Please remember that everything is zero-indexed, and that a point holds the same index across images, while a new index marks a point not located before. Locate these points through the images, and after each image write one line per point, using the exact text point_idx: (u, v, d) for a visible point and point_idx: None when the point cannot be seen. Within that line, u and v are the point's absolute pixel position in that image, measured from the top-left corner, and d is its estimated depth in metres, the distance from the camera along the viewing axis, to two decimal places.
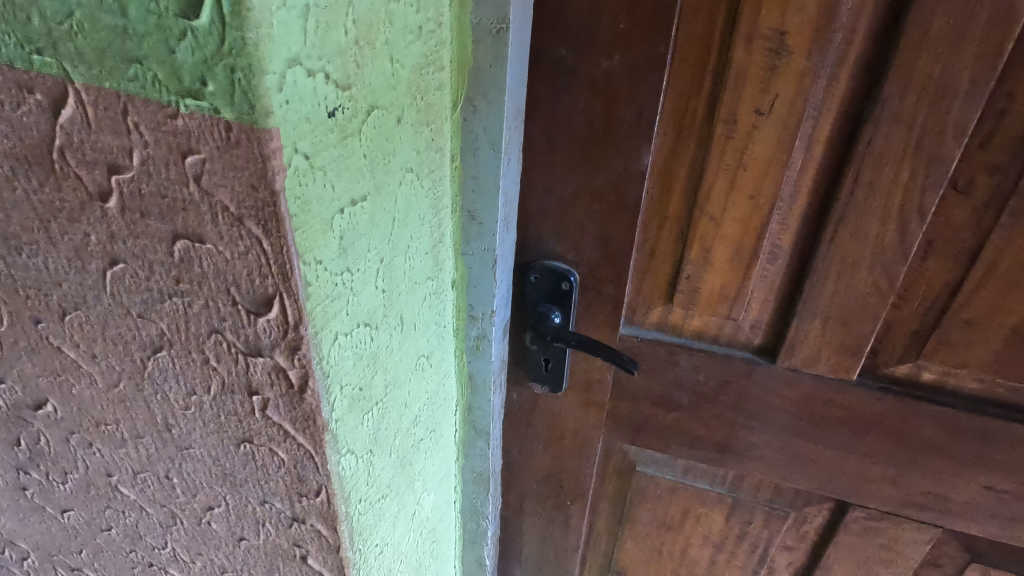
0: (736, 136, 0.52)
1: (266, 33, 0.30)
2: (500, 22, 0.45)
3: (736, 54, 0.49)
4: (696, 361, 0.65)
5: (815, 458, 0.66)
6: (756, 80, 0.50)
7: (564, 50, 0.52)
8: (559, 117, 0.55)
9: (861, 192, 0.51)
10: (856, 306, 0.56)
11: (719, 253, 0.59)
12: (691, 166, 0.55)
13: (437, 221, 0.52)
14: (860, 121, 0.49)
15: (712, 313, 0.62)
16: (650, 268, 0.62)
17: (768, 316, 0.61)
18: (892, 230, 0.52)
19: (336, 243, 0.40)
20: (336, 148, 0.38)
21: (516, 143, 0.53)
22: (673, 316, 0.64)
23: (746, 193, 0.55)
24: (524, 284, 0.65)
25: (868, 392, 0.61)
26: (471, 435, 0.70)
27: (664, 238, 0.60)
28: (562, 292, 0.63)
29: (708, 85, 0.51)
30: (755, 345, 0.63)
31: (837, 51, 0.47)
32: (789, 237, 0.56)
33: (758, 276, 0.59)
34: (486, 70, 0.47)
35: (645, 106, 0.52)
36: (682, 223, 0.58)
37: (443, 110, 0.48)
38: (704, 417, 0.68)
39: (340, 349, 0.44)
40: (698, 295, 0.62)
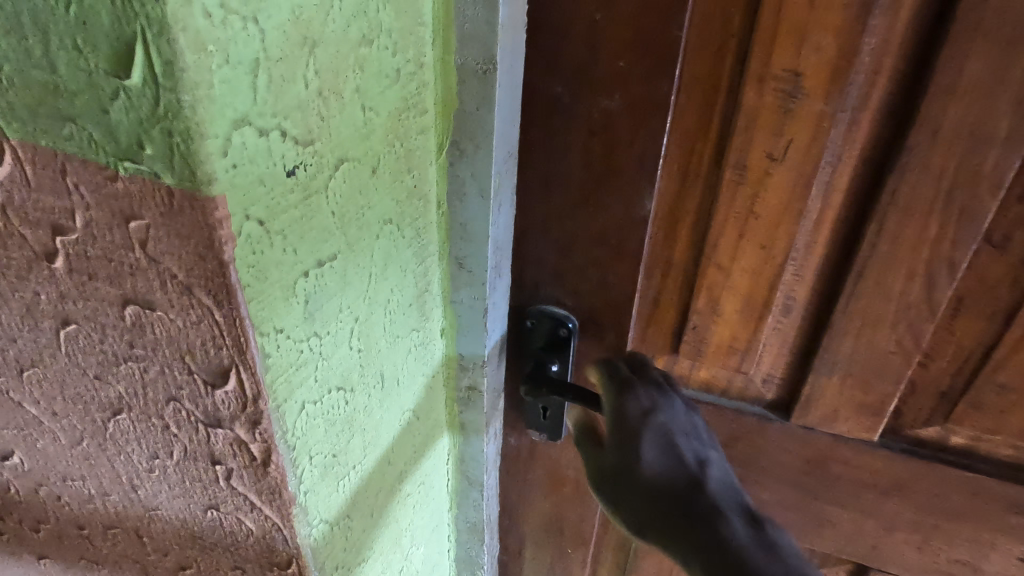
0: (747, 183, 0.49)
1: (205, 95, 0.27)
2: (486, 63, 0.42)
3: (747, 96, 0.45)
4: (703, 415, 0.61)
5: (832, 519, 0.62)
6: (768, 124, 0.46)
7: (561, 89, 0.49)
8: (556, 158, 0.51)
9: (883, 245, 0.47)
10: (878, 364, 0.52)
11: (728, 304, 0.55)
12: (698, 212, 0.52)
13: (421, 270, 0.49)
14: (883, 169, 0.45)
15: (721, 365, 0.59)
16: (654, 316, 0.58)
17: (781, 371, 0.57)
18: (919, 286, 0.48)
19: (299, 309, 0.37)
20: (298, 208, 0.34)
21: (509, 187, 0.50)
22: (678, 367, 0.61)
23: (757, 243, 0.51)
24: (521, 328, 0.61)
25: (890, 453, 0.57)
26: (465, 485, 0.66)
27: (670, 286, 0.56)
28: (562, 338, 0.59)
29: (716, 127, 0.48)
30: (768, 401, 0.59)
31: (858, 94, 0.43)
32: (805, 289, 0.52)
33: (771, 328, 0.55)
34: (473, 112, 0.44)
35: (648, 148, 0.49)
36: (689, 271, 0.55)
37: (426, 154, 0.45)
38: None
39: (307, 419, 0.40)
40: (707, 345, 0.58)
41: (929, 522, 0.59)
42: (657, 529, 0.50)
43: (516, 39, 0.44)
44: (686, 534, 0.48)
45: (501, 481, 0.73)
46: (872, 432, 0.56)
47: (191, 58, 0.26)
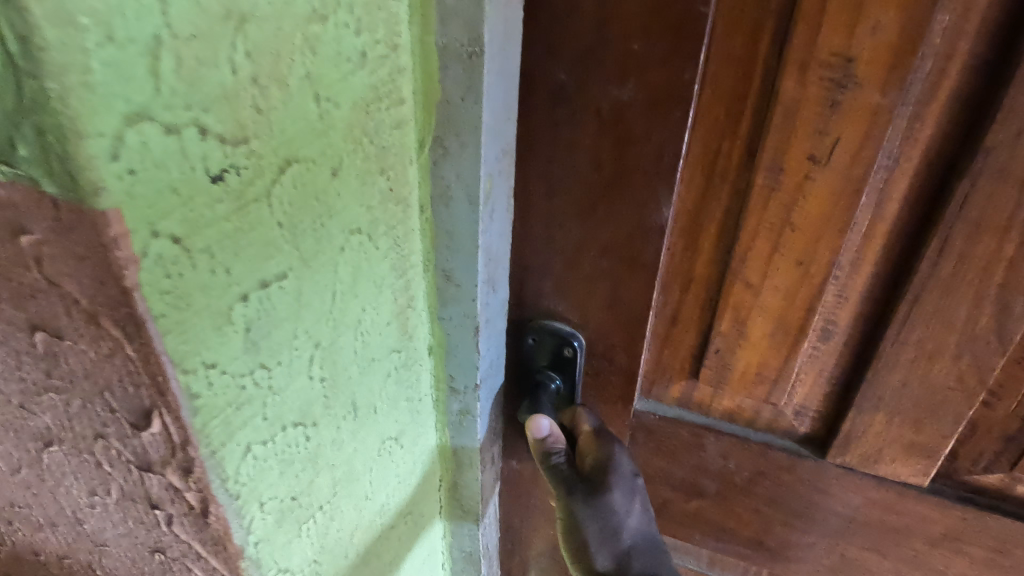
0: (783, 188, 0.42)
1: (82, 82, 0.21)
2: (473, 44, 0.35)
3: (786, 87, 0.38)
4: (725, 448, 0.56)
5: (867, 566, 0.56)
6: (810, 121, 0.39)
7: (565, 74, 0.41)
8: (560, 156, 0.44)
9: (947, 265, 0.41)
10: (932, 402, 0.46)
11: (757, 327, 0.48)
12: (724, 222, 0.45)
13: (400, 284, 0.43)
14: (949, 175, 0.39)
15: (746, 394, 0.52)
16: (673, 339, 0.52)
17: (816, 403, 0.51)
18: (988, 313, 0.41)
19: (238, 338, 0.31)
20: (230, 222, 0.28)
21: (506, 191, 0.43)
22: (698, 393, 0.54)
23: (793, 258, 0.44)
24: (519, 345, 0.54)
25: (944, 502, 0.51)
26: (459, 513, 0.60)
27: (690, 305, 0.50)
28: (567, 359, 0.53)
29: (748, 122, 0.41)
30: (800, 434, 0.53)
31: (923, 83, 0.37)
32: (847, 313, 0.46)
33: (805, 355, 0.49)
34: (457, 103, 0.37)
35: (667, 146, 0.42)
36: (712, 287, 0.48)
37: (403, 151, 0.39)
38: (737, 510, 0.58)
39: (255, 462, 0.34)
40: (731, 372, 0.51)
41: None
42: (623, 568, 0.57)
43: (512, 17, 0.37)
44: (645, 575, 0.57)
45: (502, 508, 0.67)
46: (922, 476, 0.50)
47: (54, 33, 0.20)
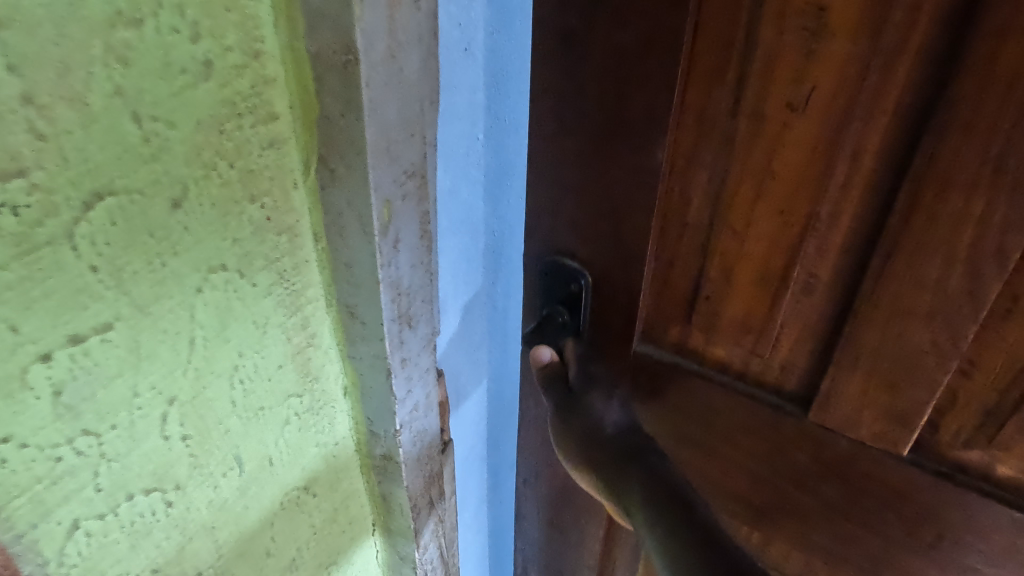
0: (763, 135, 0.39)
1: None
2: (346, 52, 0.29)
3: (763, 36, 0.36)
4: (709, 395, 0.51)
5: (852, 540, 0.49)
6: (788, 69, 0.36)
7: (578, 21, 0.41)
8: (569, 95, 0.44)
9: (917, 222, 0.36)
10: (906, 364, 0.40)
11: (743, 273, 0.44)
12: (707, 164, 0.42)
13: (295, 322, 0.37)
14: (919, 130, 0.34)
15: (733, 344, 0.48)
16: (665, 280, 0.49)
17: (804, 361, 0.45)
18: (957, 274, 0.36)
19: (47, 404, 0.26)
20: (12, 270, 0.23)
21: (421, 212, 0.38)
22: (692, 339, 0.50)
23: (775, 206, 0.40)
24: (538, 279, 0.54)
25: (921, 476, 0.43)
26: (396, 560, 0.55)
27: (682, 249, 0.46)
28: (579, 300, 0.52)
29: (733, 72, 0.38)
30: (789, 392, 0.47)
31: (894, 38, 0.33)
32: (827, 269, 0.41)
33: (791, 308, 0.44)
34: (338, 120, 0.32)
35: (658, 99, 0.40)
36: (701, 235, 0.45)
37: (284, 174, 0.33)
38: (722, 462, 0.53)
39: (87, 539, 0.30)
40: (717, 321, 0.48)
41: (967, 563, 0.44)
42: (606, 465, 0.49)
43: (403, 22, 0.31)
44: (638, 461, 0.47)
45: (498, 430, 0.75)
46: (898, 445, 0.43)
47: None
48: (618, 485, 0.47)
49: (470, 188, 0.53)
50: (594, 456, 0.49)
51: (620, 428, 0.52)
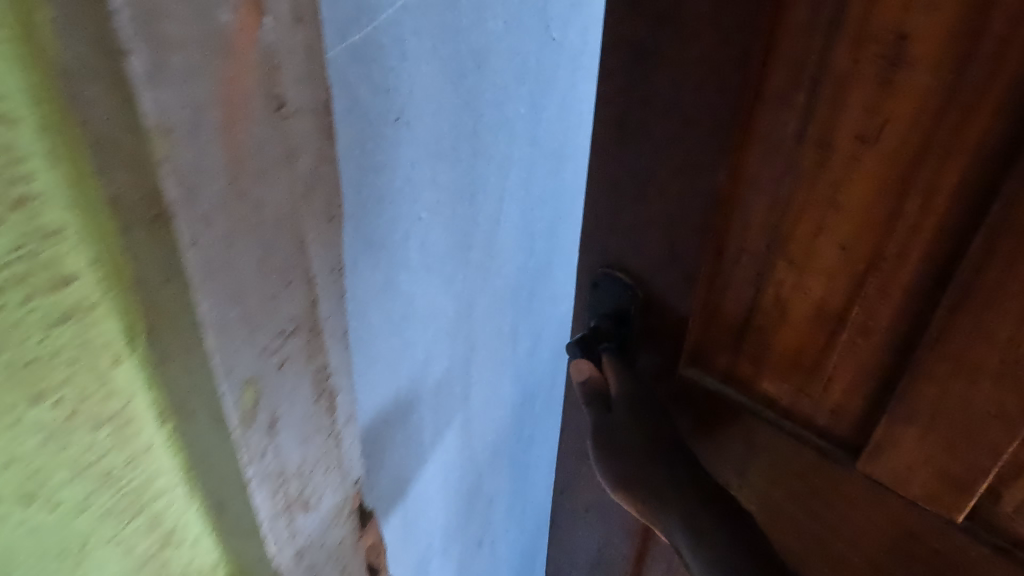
0: (832, 166, 0.39)
1: None
2: (152, 205, 0.20)
3: (837, 55, 0.36)
4: (749, 429, 0.53)
5: None
6: (863, 91, 0.36)
7: (646, 32, 0.43)
8: (635, 100, 0.45)
9: (994, 275, 0.36)
10: (972, 420, 0.40)
11: (796, 309, 0.46)
12: (768, 193, 0.43)
13: (135, 526, 0.27)
14: (996, 181, 0.34)
15: (782, 380, 0.49)
16: (717, 307, 0.50)
17: (853, 407, 0.47)
18: (1015, 321, 0.36)
19: None
20: None
21: (316, 368, 0.29)
22: (741, 368, 0.52)
23: (836, 242, 0.41)
24: (587, 291, 0.56)
25: (972, 545, 0.44)
26: None
27: (738, 276, 0.48)
28: (628, 317, 0.54)
29: (805, 91, 0.38)
30: (840, 437, 0.49)
31: (983, 66, 0.32)
32: (893, 317, 0.41)
33: (842, 351, 0.45)
34: (161, 289, 0.22)
35: (727, 87, 0.40)
36: (757, 265, 0.46)
37: (96, 354, 0.23)
38: (776, 512, 0.55)
39: None
40: (769, 351, 0.49)
41: None
42: (649, 490, 0.53)
43: (246, 153, 0.21)
44: (680, 500, 0.52)
45: (459, 477, 0.75)
46: (955, 512, 0.44)
47: None
48: (655, 499, 0.53)
49: (429, 268, 0.51)
50: (635, 480, 0.54)
51: (665, 445, 0.54)
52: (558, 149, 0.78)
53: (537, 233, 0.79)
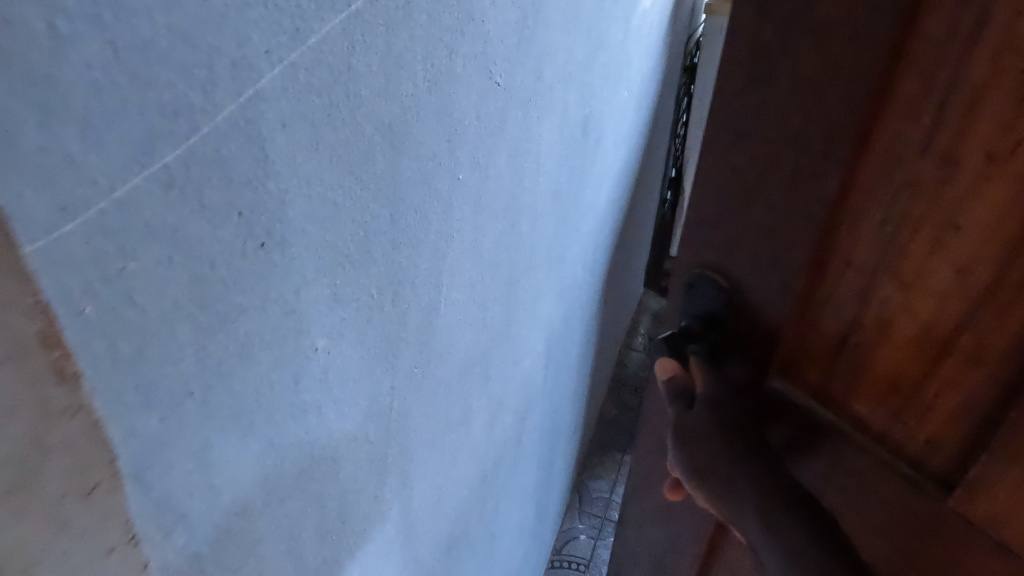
0: (958, 174, 0.34)
1: None
2: None
3: (980, 57, 0.31)
4: (837, 449, 0.45)
5: None
6: (1004, 82, 0.31)
7: (746, 50, 0.38)
8: (721, 118, 0.41)
9: None
10: None
11: (902, 329, 0.39)
12: (891, 185, 0.37)
13: None
14: None
15: (878, 403, 0.42)
16: (819, 320, 0.43)
17: (948, 446, 0.40)
18: None
19: None
20: None
21: None
22: (841, 388, 0.44)
23: (952, 260, 0.36)
24: (683, 290, 0.49)
25: None
26: None
27: (842, 287, 0.41)
28: (721, 319, 0.47)
29: (951, 76, 0.32)
30: (932, 470, 0.41)
31: None
32: (994, 346, 0.36)
33: (946, 385, 0.38)
34: None
35: (858, 81, 0.35)
36: (864, 274, 0.40)
37: None
38: (900, 539, 0.44)
39: None
40: (867, 373, 0.42)
41: None
42: (715, 488, 0.47)
43: None
44: (747, 504, 0.45)
45: None
46: None
47: None
48: (725, 504, 0.47)
49: (335, 402, 0.40)
50: (702, 475, 0.47)
51: (748, 453, 0.46)
52: (509, 204, 0.67)
53: (488, 301, 0.68)
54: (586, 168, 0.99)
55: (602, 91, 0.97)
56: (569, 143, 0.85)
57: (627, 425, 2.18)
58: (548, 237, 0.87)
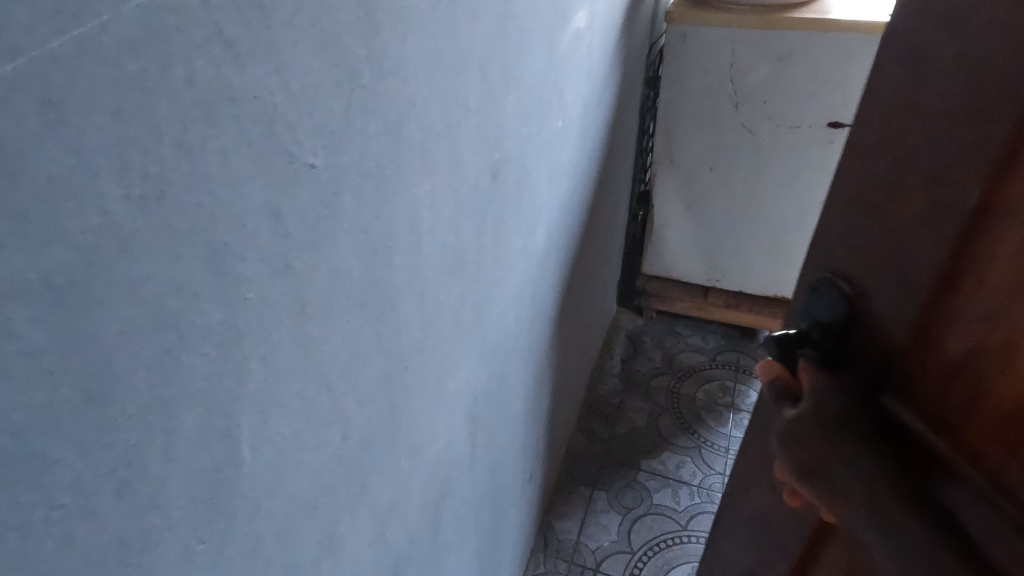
0: None
1: None
2: None
3: None
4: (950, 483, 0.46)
5: None
6: None
7: (929, 52, 0.44)
8: (893, 122, 0.48)
9: None
10: None
11: None
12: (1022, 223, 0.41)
13: None
14: None
15: (999, 433, 0.43)
16: (939, 340, 0.47)
17: None
18: None
19: None
20: None
21: None
22: (959, 412, 0.46)
23: None
24: (809, 295, 0.57)
25: None
26: None
27: (968, 310, 0.45)
28: (844, 324, 0.54)
29: None
30: None
31: None
32: None
33: None
34: None
35: (996, 108, 0.41)
36: (996, 298, 0.43)
37: None
38: None
39: None
40: (986, 399, 0.44)
41: None
42: (829, 475, 0.51)
43: None
44: (864, 494, 0.48)
45: None
46: None
47: None
48: (837, 493, 0.50)
49: None
50: (810, 460, 0.52)
51: (859, 447, 0.49)
52: (374, 291, 0.56)
53: (352, 412, 0.57)
54: (506, 216, 0.88)
55: (519, 128, 0.85)
56: (472, 196, 0.73)
57: (598, 457, 2.07)
58: (453, 306, 0.76)
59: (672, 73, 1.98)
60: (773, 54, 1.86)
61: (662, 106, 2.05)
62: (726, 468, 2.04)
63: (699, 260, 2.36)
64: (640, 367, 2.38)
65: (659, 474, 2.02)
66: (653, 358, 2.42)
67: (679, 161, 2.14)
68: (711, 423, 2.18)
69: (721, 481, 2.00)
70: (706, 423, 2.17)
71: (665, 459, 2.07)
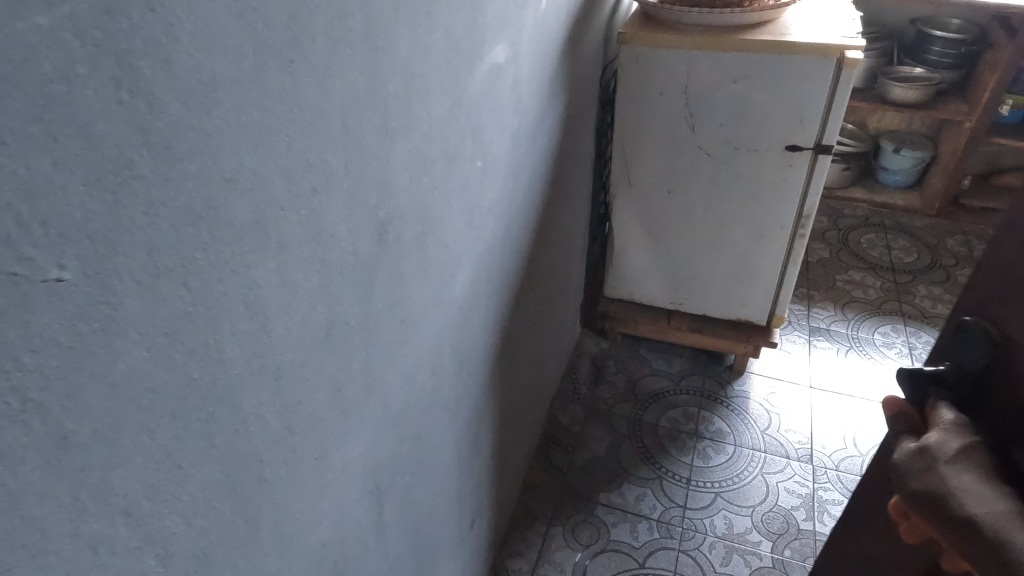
0: None
1: None
2: None
3: None
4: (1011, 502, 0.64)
5: None
6: None
7: None
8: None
9: None
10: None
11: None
12: None
13: None
14: None
15: None
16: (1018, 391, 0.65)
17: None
18: None
19: None
20: None
21: None
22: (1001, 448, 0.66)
23: None
24: (954, 342, 0.70)
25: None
26: None
27: None
28: (990, 372, 0.68)
29: None
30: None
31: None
32: None
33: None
34: None
35: None
36: None
37: None
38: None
39: None
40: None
41: None
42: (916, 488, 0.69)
43: None
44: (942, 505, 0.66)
45: None
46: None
47: None
48: (943, 520, 0.66)
49: None
50: (910, 477, 0.70)
51: (953, 472, 0.67)
52: (196, 396, 0.49)
53: (178, 529, 0.50)
54: (408, 271, 0.82)
55: (418, 178, 0.79)
56: (351, 262, 0.67)
57: (555, 489, 2.00)
58: (334, 379, 0.69)
59: (626, 95, 1.93)
60: (728, 76, 1.81)
61: (619, 127, 2.00)
62: (687, 500, 1.99)
63: (662, 284, 2.30)
64: (603, 393, 2.32)
65: (618, 507, 1.96)
66: (616, 384, 2.36)
67: (637, 182, 2.08)
68: (673, 452, 2.12)
69: (681, 514, 1.94)
70: (668, 453, 2.11)
71: (625, 492, 2.00)
